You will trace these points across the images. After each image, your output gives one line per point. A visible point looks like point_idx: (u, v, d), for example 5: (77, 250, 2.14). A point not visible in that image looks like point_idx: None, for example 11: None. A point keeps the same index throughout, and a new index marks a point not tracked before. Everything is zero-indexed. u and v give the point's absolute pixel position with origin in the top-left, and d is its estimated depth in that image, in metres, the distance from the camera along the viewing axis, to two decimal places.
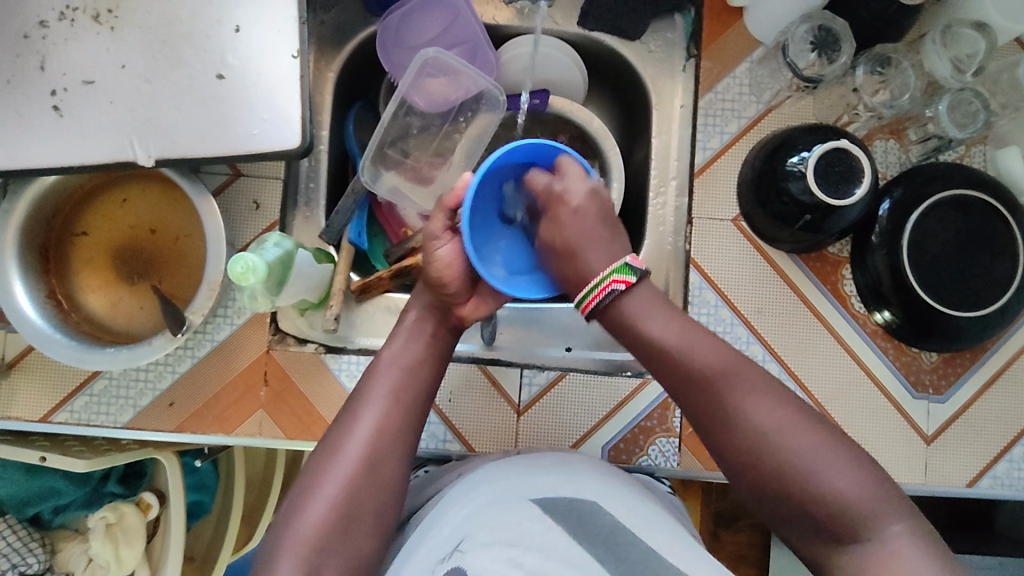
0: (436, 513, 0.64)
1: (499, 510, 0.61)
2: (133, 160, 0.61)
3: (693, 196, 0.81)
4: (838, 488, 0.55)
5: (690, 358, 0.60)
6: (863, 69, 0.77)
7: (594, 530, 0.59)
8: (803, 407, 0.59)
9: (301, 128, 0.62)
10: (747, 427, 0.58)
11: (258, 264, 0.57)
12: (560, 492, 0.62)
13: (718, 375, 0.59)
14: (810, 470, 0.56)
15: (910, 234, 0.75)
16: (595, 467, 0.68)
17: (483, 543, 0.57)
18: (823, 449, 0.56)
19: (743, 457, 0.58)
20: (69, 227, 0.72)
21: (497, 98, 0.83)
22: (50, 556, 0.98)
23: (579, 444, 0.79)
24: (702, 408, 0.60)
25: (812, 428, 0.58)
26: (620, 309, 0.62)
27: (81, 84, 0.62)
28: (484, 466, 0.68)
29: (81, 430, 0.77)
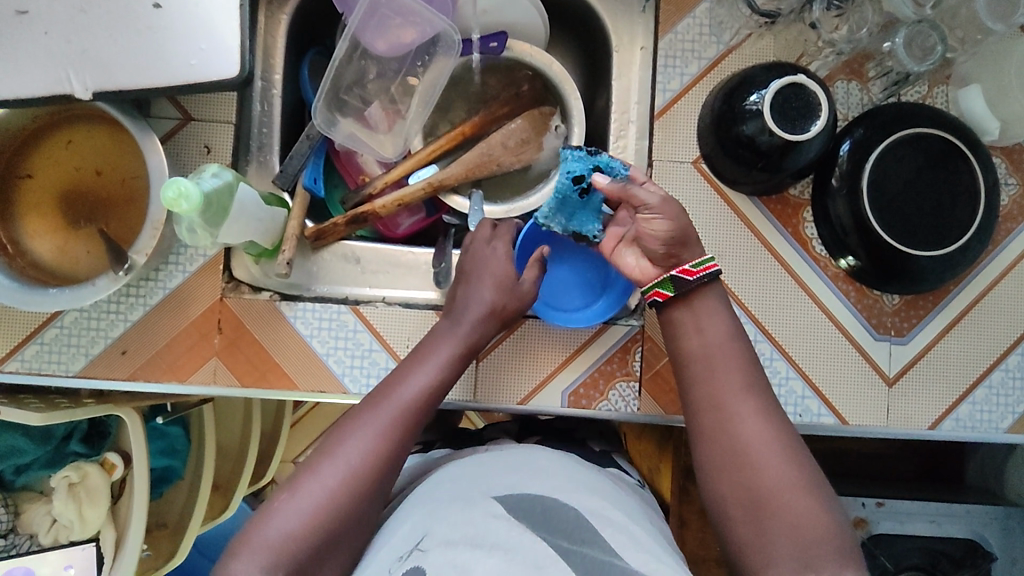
0: (400, 511, 0.65)
1: (460, 509, 0.58)
2: (71, 93, 0.60)
3: (654, 139, 0.80)
4: (801, 521, 0.56)
5: (708, 360, 0.66)
6: (820, 5, 0.75)
7: (557, 525, 0.56)
8: (793, 444, 0.61)
9: (240, 58, 0.61)
10: (735, 442, 0.61)
11: (191, 190, 0.55)
12: (525, 488, 0.60)
13: (727, 382, 0.64)
14: (782, 497, 0.57)
15: (870, 175, 0.74)
16: (568, 474, 0.66)
17: (445, 539, 0.54)
18: (800, 480, 0.58)
19: (727, 464, 0.60)
20: (13, 169, 0.71)
21: (453, 40, 0.80)
22: (14, 518, 0.97)
23: (527, 400, 0.78)
24: (702, 418, 0.64)
25: (795, 465, 0.59)
26: (691, 297, 0.68)
27: (13, 15, 0.60)
28: (448, 470, 0.69)
29: (33, 379, 0.75)
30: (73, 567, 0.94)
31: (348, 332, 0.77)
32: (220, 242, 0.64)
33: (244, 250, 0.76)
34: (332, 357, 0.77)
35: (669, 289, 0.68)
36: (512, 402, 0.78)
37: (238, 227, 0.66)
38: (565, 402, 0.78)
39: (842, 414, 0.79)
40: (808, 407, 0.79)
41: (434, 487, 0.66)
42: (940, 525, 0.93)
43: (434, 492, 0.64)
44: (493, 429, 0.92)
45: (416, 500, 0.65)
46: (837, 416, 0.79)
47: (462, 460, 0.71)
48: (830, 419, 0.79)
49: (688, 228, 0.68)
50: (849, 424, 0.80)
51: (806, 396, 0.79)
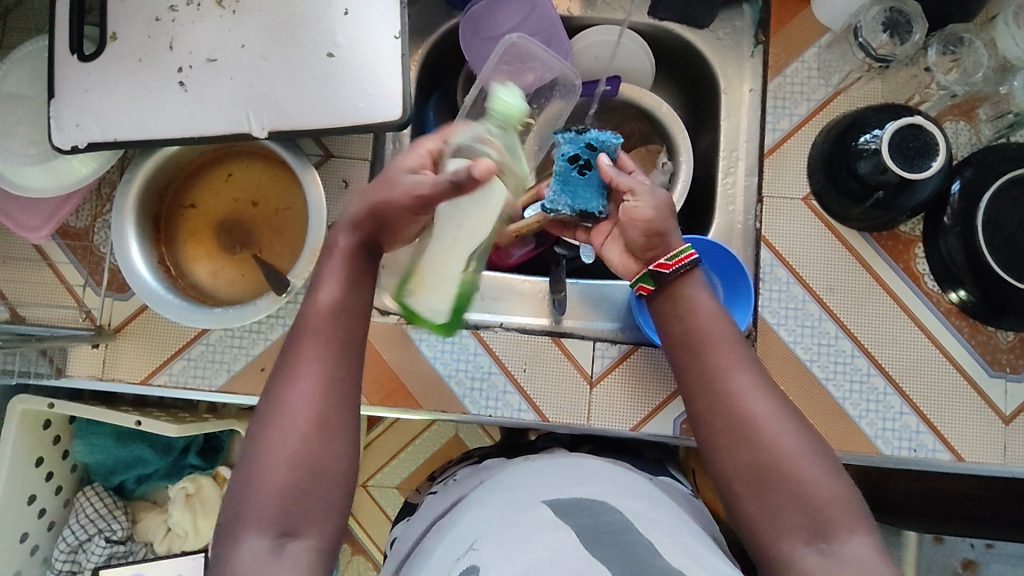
0: (462, 510, 0.67)
1: (508, 514, 0.60)
2: (249, 131, 0.67)
3: (764, 175, 0.83)
4: (813, 488, 0.55)
5: (704, 339, 0.62)
6: (935, 49, 0.80)
7: (602, 527, 0.56)
8: (795, 416, 0.59)
9: (402, 102, 0.67)
10: (742, 414, 0.58)
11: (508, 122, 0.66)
12: (571, 494, 0.61)
13: (722, 362, 0.61)
14: (794, 467, 0.56)
15: (985, 213, 0.75)
16: (615, 483, 0.67)
17: (497, 541, 0.56)
18: (807, 449, 0.57)
19: (731, 442, 0.58)
20: (178, 199, 0.78)
21: (573, 83, 0.86)
22: (131, 525, 1.02)
23: (639, 427, 0.80)
24: (703, 390, 0.61)
25: (800, 434, 0.58)
26: (673, 287, 0.66)
27: (204, 62, 0.67)
28: (506, 474, 0.72)
29: (178, 393, 0.81)
30: None
31: (469, 355, 0.81)
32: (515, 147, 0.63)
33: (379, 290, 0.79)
34: (453, 379, 0.80)
35: (649, 283, 0.67)
36: (625, 428, 0.80)
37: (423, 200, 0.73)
38: (678, 430, 0.80)
39: (957, 451, 0.79)
40: (923, 443, 0.79)
41: (492, 490, 0.68)
42: None
43: (492, 495, 0.67)
44: (545, 438, 0.91)
45: (472, 504, 0.68)
46: (952, 453, 0.79)
47: (514, 466, 0.74)
48: (946, 455, 0.79)
49: (669, 221, 0.67)
50: (964, 461, 0.79)
51: (920, 432, 0.79)
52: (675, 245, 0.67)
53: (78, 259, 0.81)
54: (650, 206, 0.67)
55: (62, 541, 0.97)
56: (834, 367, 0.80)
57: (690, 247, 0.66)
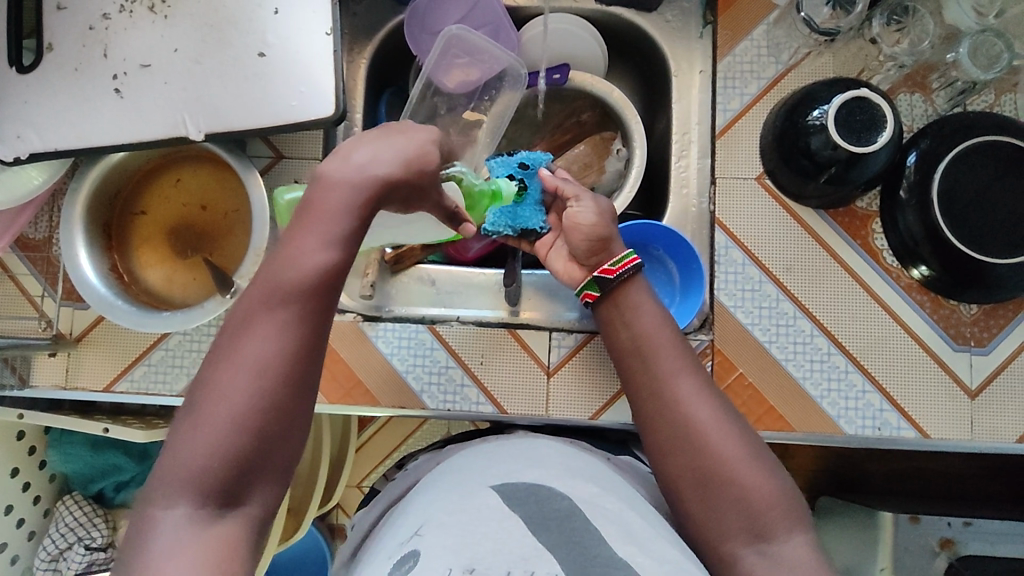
0: (417, 497, 0.63)
1: (457, 498, 0.56)
2: (186, 135, 0.67)
3: (716, 157, 0.83)
4: (754, 488, 0.54)
5: (646, 346, 0.63)
6: (880, 20, 0.79)
7: (550, 515, 0.52)
8: (738, 417, 0.59)
9: (335, 98, 0.67)
10: (685, 416, 0.58)
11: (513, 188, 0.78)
12: (519, 479, 0.57)
13: (664, 368, 0.61)
14: (735, 467, 0.55)
15: (940, 185, 0.74)
16: (565, 465, 0.62)
17: (440, 524, 0.52)
18: (748, 449, 0.56)
19: (675, 446, 0.58)
20: (129, 207, 0.79)
21: (519, 73, 0.86)
22: (112, 533, 1.03)
23: (599, 415, 0.80)
24: (649, 396, 0.61)
25: (742, 435, 0.57)
26: (617, 296, 0.66)
27: (139, 68, 0.68)
28: (456, 460, 0.68)
29: (140, 399, 0.82)
30: None
31: (426, 350, 0.81)
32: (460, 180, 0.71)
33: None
34: (411, 374, 0.80)
35: (596, 290, 0.67)
36: (584, 417, 0.80)
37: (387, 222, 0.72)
38: None
39: (923, 427, 0.77)
40: (888, 421, 0.77)
41: (441, 478, 0.64)
42: None
43: (441, 482, 0.63)
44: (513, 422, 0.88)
45: (425, 490, 0.64)
46: (918, 429, 0.77)
47: (472, 449, 0.69)
48: (911, 432, 0.77)
49: (612, 227, 0.70)
50: (931, 437, 0.78)
51: (885, 409, 0.78)
52: (619, 251, 0.68)
53: (38, 270, 0.82)
54: (596, 211, 0.70)
55: (43, 550, 0.98)
56: (793, 347, 0.79)
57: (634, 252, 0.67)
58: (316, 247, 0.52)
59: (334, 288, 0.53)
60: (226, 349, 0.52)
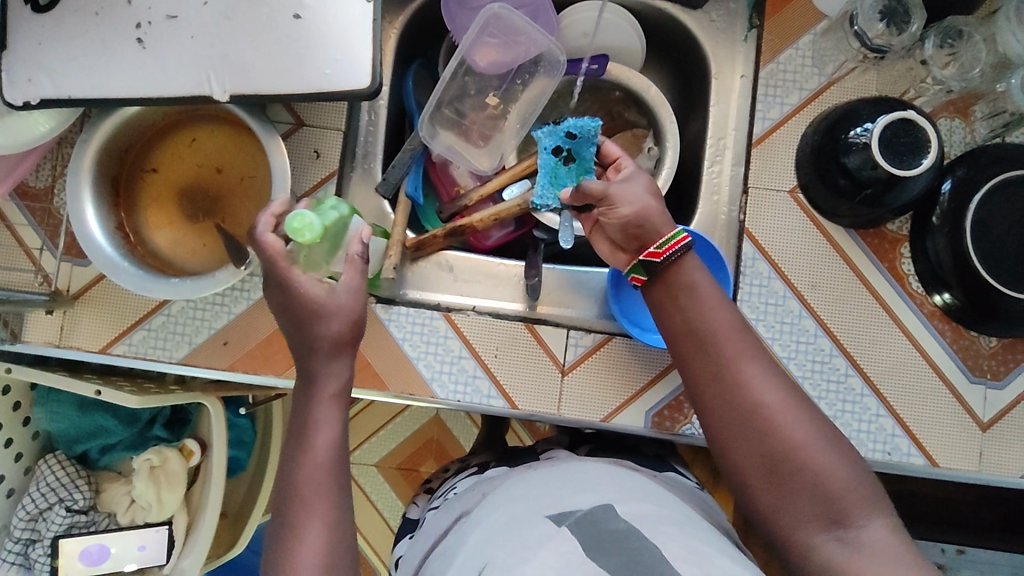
0: (467, 527, 0.64)
1: (516, 531, 0.58)
2: (209, 94, 0.64)
3: (751, 165, 0.81)
4: (828, 472, 0.54)
5: (707, 327, 0.60)
6: (933, 41, 0.77)
7: (605, 536, 0.55)
8: (803, 400, 0.58)
9: (371, 70, 0.64)
10: (751, 402, 0.57)
11: (313, 221, 0.61)
12: (577, 503, 0.59)
13: (729, 352, 0.59)
14: (808, 452, 0.55)
15: (974, 215, 0.73)
16: (617, 487, 0.64)
17: (505, 565, 0.53)
18: (819, 431, 0.56)
19: (742, 434, 0.56)
20: (139, 163, 0.75)
21: (557, 60, 0.82)
22: (94, 496, 1.00)
23: (611, 417, 0.79)
24: (711, 383, 0.59)
25: (810, 418, 0.56)
26: (669, 278, 0.62)
27: (164, 18, 0.64)
28: (507, 486, 0.69)
29: (137, 363, 0.79)
30: (146, 549, 0.97)
31: (439, 338, 0.79)
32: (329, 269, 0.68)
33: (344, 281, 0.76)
34: (422, 362, 0.78)
35: (642, 273, 0.64)
36: (595, 418, 0.78)
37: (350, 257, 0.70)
38: (649, 423, 0.78)
39: (932, 456, 0.77)
40: (898, 446, 0.77)
41: (496, 506, 0.65)
42: None
43: (497, 511, 0.64)
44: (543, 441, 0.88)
45: (476, 519, 0.65)
46: (927, 458, 0.77)
47: (516, 476, 0.71)
48: (920, 460, 0.77)
49: (655, 202, 0.64)
50: (938, 466, 0.77)
51: (896, 435, 0.77)
52: (665, 231, 0.63)
53: (36, 221, 0.78)
54: (638, 185, 0.66)
55: (21, 509, 0.95)
56: (811, 366, 0.78)
57: (681, 231, 0.62)
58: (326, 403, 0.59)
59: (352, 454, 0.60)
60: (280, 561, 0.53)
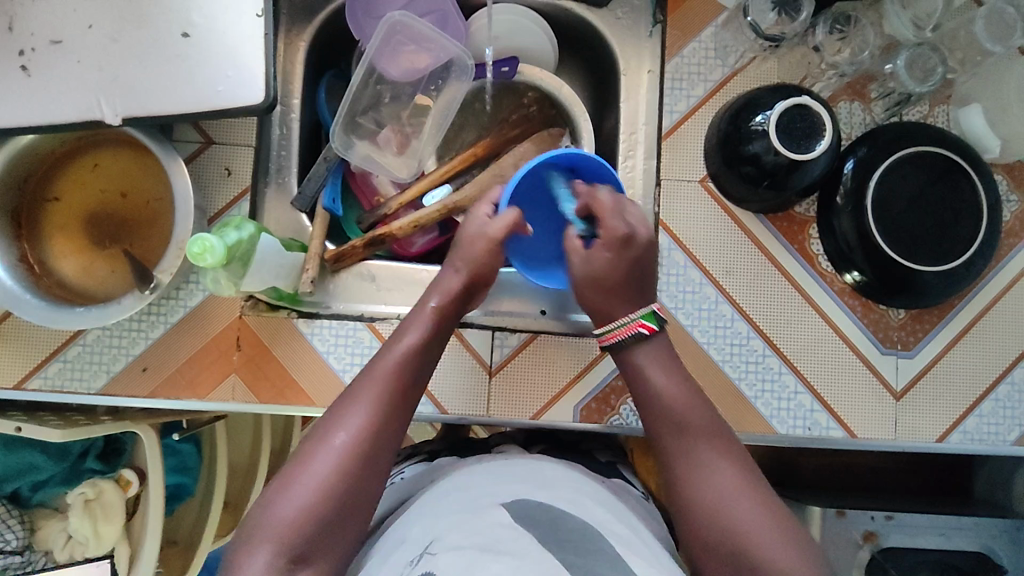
0: (413, 512, 0.67)
1: (467, 519, 0.60)
2: (101, 118, 0.62)
3: (662, 158, 0.83)
4: (775, 562, 0.57)
5: (671, 413, 0.66)
6: (823, 28, 0.79)
7: (563, 535, 0.57)
8: (761, 489, 0.62)
9: (265, 85, 0.63)
10: (708, 487, 0.62)
11: (215, 244, 0.57)
12: (532, 498, 0.62)
13: (691, 439, 0.65)
14: (757, 540, 0.58)
15: (874, 193, 0.76)
16: (572, 488, 0.67)
17: (454, 545, 0.55)
18: (769, 520, 0.59)
19: (698, 516, 0.61)
20: (41, 192, 0.73)
21: (467, 64, 0.83)
22: (30, 534, 0.98)
23: (540, 415, 0.80)
24: (672, 463, 0.65)
25: (762, 507, 0.60)
26: (640, 359, 0.69)
27: (50, 44, 0.62)
28: (454, 476, 0.71)
29: (55, 397, 0.77)
30: None
31: (363, 348, 0.78)
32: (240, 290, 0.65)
33: (265, 297, 0.77)
34: (348, 373, 0.78)
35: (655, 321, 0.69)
36: (524, 416, 0.79)
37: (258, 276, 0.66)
38: (577, 417, 0.79)
39: (851, 428, 0.80)
40: (817, 421, 0.80)
41: (440, 497, 0.67)
42: (948, 537, 0.93)
43: (442, 502, 0.66)
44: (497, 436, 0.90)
45: (429, 505, 0.67)
46: (846, 429, 0.80)
47: (467, 465, 0.73)
48: (839, 432, 0.80)
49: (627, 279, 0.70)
50: (858, 437, 0.80)
51: (815, 410, 0.80)
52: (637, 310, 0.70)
53: None
54: (622, 253, 0.69)
55: None
56: (731, 349, 0.80)
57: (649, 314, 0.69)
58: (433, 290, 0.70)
59: (421, 378, 0.67)
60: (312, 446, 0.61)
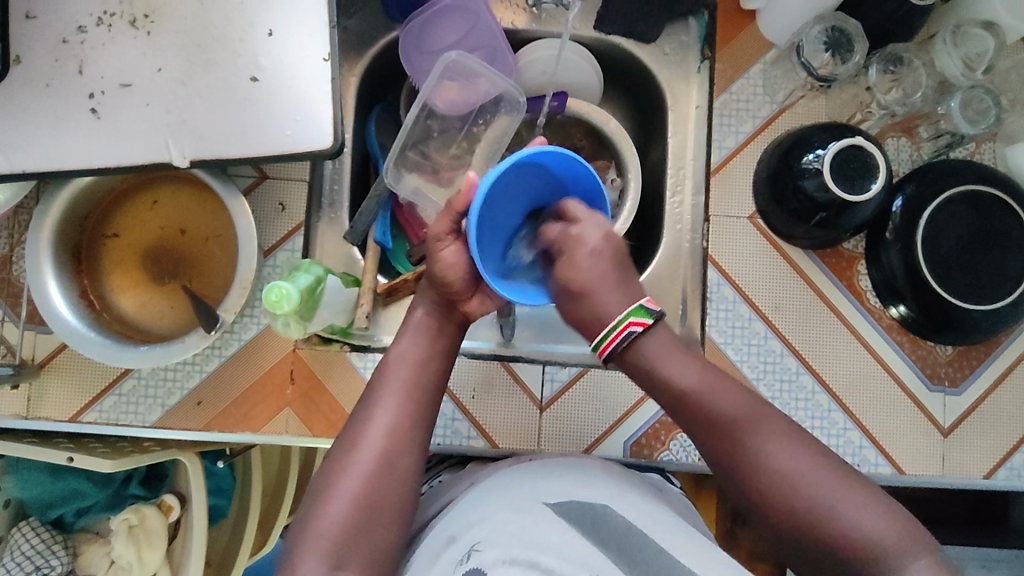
0: (454, 511, 0.65)
1: (513, 516, 0.60)
2: (169, 160, 0.63)
3: (711, 194, 0.83)
4: (861, 525, 0.55)
5: (706, 405, 0.61)
6: (876, 68, 0.79)
7: (609, 538, 0.58)
8: (821, 451, 0.59)
9: (333, 129, 0.64)
10: (766, 466, 0.58)
11: (291, 291, 0.58)
12: (576, 496, 0.62)
13: (732, 418, 0.60)
14: (835, 508, 0.56)
15: (924, 231, 0.76)
16: (611, 479, 0.67)
17: (503, 546, 0.56)
18: (841, 482, 0.57)
19: (765, 499, 0.58)
20: (100, 229, 0.74)
21: (518, 100, 0.84)
22: (72, 559, 0.98)
23: (592, 448, 0.80)
24: (719, 452, 0.61)
25: (829, 470, 0.58)
26: (643, 352, 0.63)
27: (118, 87, 0.63)
28: (494, 478, 0.69)
29: (110, 430, 0.77)
30: None
31: None
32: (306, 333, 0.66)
33: (318, 332, 0.77)
34: None
35: (645, 316, 0.62)
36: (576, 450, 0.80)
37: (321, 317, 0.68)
38: (628, 452, 0.80)
39: (899, 464, 0.80)
40: (866, 457, 0.80)
41: (485, 493, 0.66)
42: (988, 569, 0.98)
43: (483, 499, 0.65)
44: None
45: (466, 504, 0.66)
46: (894, 466, 0.80)
47: (504, 466, 0.71)
48: (888, 468, 0.80)
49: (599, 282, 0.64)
50: (906, 473, 0.80)
51: (864, 446, 0.80)
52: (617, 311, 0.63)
53: None
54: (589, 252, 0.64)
55: None
56: (780, 385, 0.80)
57: (628, 317, 0.62)
58: (424, 290, 0.72)
59: (440, 374, 0.70)
60: (345, 448, 0.63)
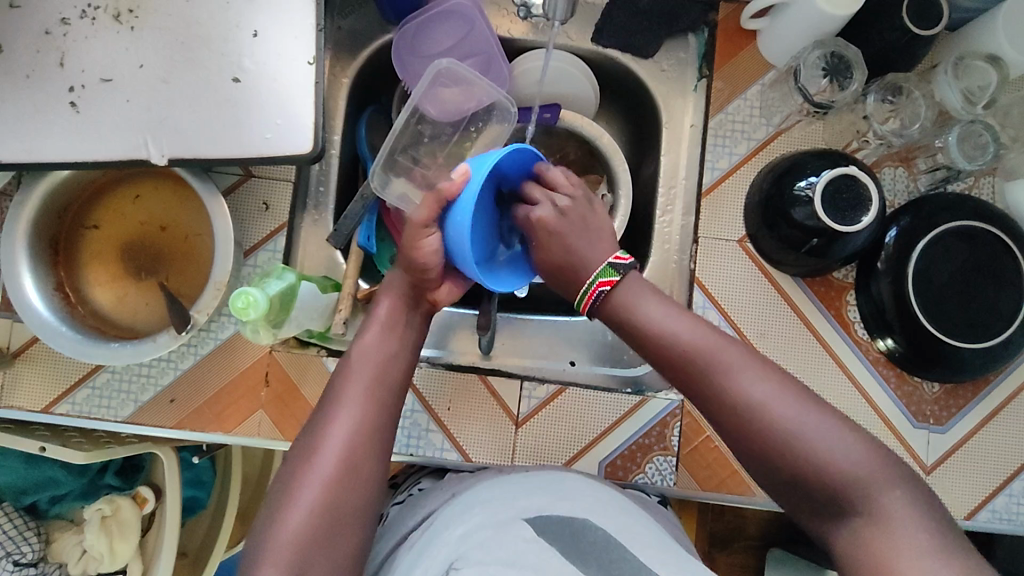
0: (435, 523, 0.64)
1: (491, 533, 0.59)
2: (146, 158, 0.62)
3: (702, 215, 0.82)
4: (837, 458, 0.54)
5: (673, 342, 0.59)
6: (873, 97, 0.78)
7: (586, 548, 0.57)
8: (799, 388, 0.58)
9: (314, 134, 0.63)
10: (742, 398, 0.56)
11: (259, 298, 0.59)
12: (554, 510, 0.61)
13: (702, 353, 0.58)
14: (812, 443, 0.54)
15: (915, 266, 0.74)
16: (591, 491, 0.66)
17: (478, 560, 0.55)
18: (818, 417, 0.55)
19: (741, 433, 0.57)
20: (80, 220, 0.73)
21: (510, 109, 0.83)
22: (44, 546, 0.98)
23: (572, 462, 0.79)
24: (692, 386, 0.59)
25: (807, 405, 0.56)
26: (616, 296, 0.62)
27: (99, 82, 0.62)
28: (477, 491, 0.67)
29: (82, 422, 0.77)
30: None
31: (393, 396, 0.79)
32: (278, 338, 0.67)
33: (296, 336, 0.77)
34: None
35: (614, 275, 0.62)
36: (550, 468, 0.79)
37: (294, 324, 0.70)
38: (602, 472, 0.79)
39: None
40: None
41: (468, 505, 0.64)
42: None
43: (466, 510, 0.64)
44: None
45: (447, 517, 0.64)
46: None
47: (487, 477, 0.70)
48: None
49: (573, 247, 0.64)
50: None
51: None
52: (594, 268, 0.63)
53: None
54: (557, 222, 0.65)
55: None
56: None
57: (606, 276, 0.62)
58: (391, 282, 0.70)
59: (405, 375, 0.67)
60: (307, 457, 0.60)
